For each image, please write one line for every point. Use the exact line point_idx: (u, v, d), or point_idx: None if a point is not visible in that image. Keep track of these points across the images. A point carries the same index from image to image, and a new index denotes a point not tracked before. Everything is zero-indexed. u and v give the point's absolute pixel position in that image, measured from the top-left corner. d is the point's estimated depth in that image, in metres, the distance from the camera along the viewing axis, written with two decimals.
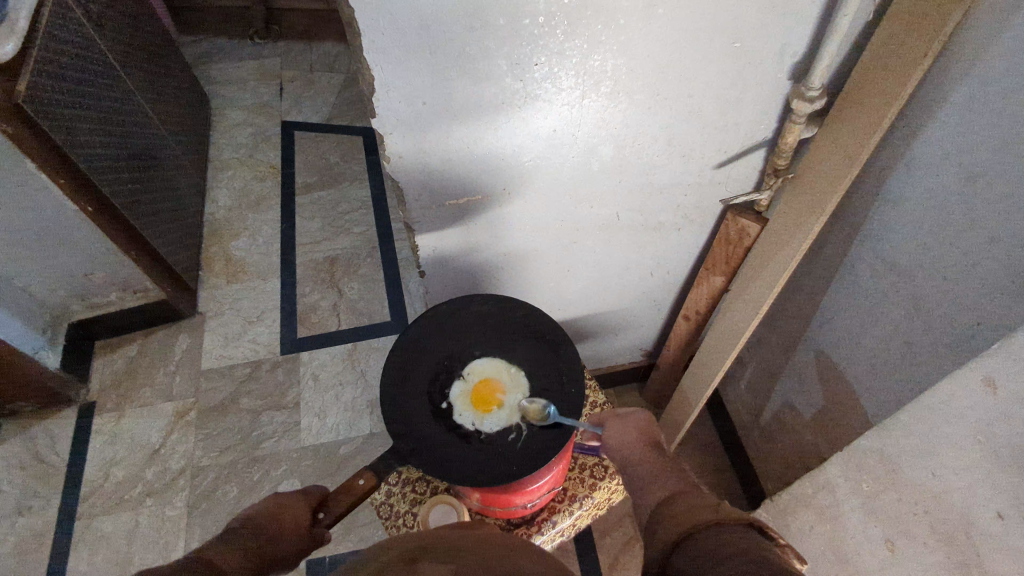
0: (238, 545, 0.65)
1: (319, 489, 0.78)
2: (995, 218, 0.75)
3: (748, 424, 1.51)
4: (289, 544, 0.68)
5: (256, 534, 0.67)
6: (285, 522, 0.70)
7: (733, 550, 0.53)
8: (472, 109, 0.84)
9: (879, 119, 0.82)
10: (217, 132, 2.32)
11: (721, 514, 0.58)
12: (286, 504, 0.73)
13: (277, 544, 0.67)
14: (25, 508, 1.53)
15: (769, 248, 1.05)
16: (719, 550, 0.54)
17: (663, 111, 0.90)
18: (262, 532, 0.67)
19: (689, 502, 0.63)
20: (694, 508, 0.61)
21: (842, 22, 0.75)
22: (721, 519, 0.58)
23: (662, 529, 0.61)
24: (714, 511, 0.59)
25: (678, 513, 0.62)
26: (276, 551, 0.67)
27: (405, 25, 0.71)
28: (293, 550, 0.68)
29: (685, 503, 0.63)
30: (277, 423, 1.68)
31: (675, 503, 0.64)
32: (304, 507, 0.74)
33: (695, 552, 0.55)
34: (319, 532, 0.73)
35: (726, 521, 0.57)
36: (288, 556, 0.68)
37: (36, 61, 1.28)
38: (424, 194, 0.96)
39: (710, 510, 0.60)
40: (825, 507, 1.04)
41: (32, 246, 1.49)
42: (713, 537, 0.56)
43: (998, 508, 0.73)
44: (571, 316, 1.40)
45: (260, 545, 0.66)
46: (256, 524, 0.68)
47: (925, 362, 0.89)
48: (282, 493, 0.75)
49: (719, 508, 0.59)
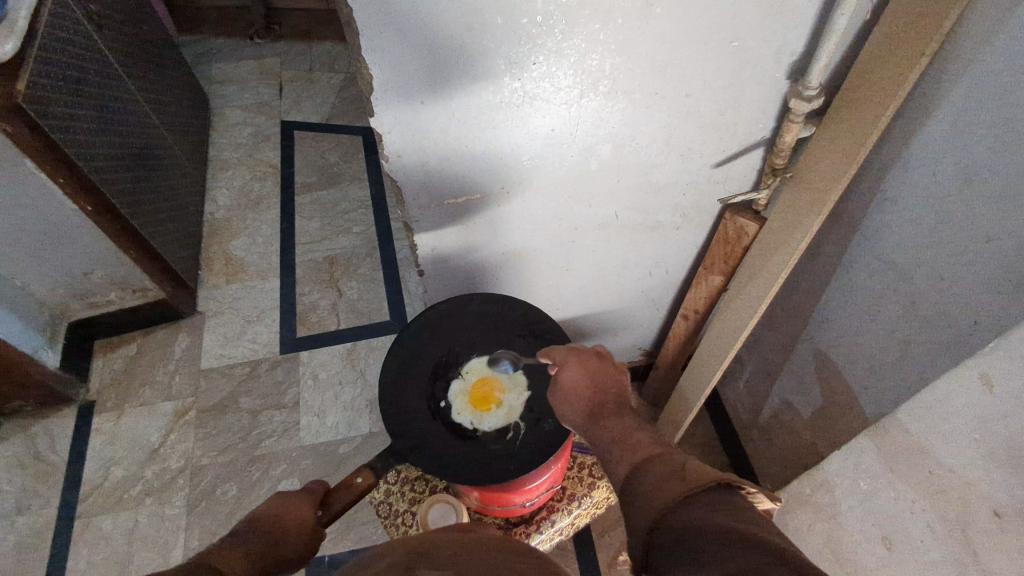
0: (252, 546, 0.65)
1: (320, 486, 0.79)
2: (992, 216, 0.75)
3: (747, 423, 1.52)
4: (295, 540, 0.69)
5: (263, 531, 0.67)
6: (290, 519, 0.71)
7: (707, 525, 0.53)
8: (470, 107, 0.84)
9: (875, 119, 0.82)
10: (217, 132, 2.32)
11: (689, 484, 0.58)
12: (290, 501, 0.74)
13: (283, 542, 0.68)
14: (25, 507, 1.53)
15: (767, 247, 1.05)
16: (694, 525, 0.54)
17: (660, 110, 0.90)
18: (270, 528, 0.68)
19: (660, 471, 0.63)
20: (663, 483, 0.60)
21: (840, 20, 0.75)
22: (691, 490, 0.58)
23: (638, 513, 0.60)
24: (682, 481, 0.59)
25: (651, 485, 0.62)
26: (283, 548, 0.67)
27: (403, 25, 0.72)
28: (300, 547, 0.69)
29: (655, 475, 0.63)
30: (276, 422, 1.68)
31: (646, 476, 0.64)
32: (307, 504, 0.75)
33: (671, 531, 0.55)
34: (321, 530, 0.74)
35: (695, 491, 0.57)
36: (295, 554, 0.68)
37: (36, 61, 1.28)
38: (423, 193, 0.96)
39: (678, 480, 0.60)
40: (823, 505, 1.04)
41: (33, 246, 1.49)
42: (687, 513, 0.56)
43: (995, 506, 0.73)
44: (569, 316, 1.40)
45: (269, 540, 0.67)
46: (263, 522, 0.69)
47: (923, 361, 0.89)
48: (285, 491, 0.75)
49: (687, 478, 0.59)
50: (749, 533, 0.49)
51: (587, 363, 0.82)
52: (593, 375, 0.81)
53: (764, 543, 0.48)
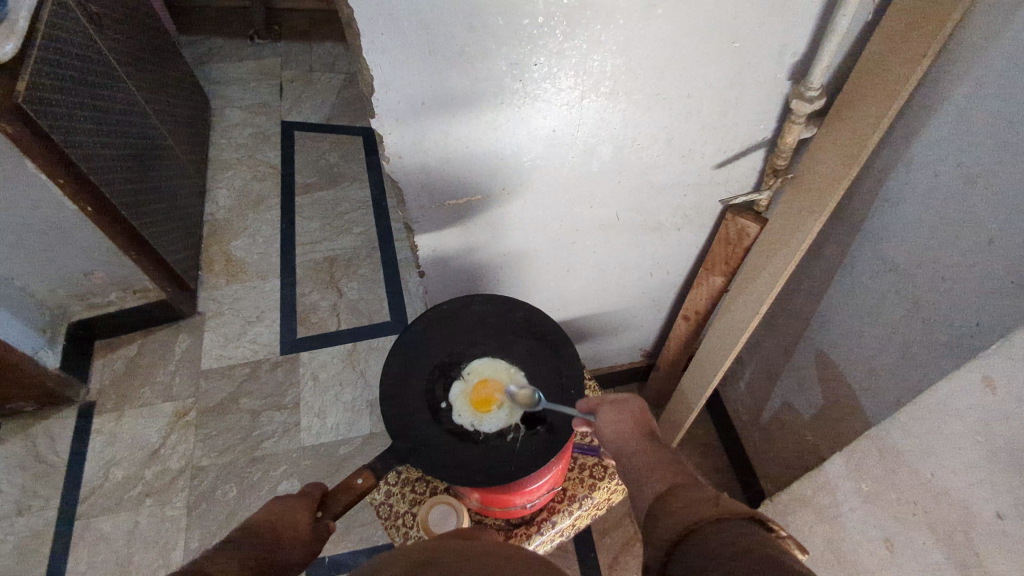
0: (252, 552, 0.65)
1: (319, 488, 0.79)
2: (995, 217, 0.75)
3: (748, 424, 1.51)
4: (297, 545, 0.69)
5: (263, 537, 0.67)
6: (290, 524, 0.71)
7: (736, 548, 0.53)
8: (471, 108, 0.83)
9: (877, 119, 0.82)
10: (217, 132, 2.32)
11: (722, 510, 0.59)
12: (289, 504, 0.73)
13: (285, 548, 0.68)
14: (25, 508, 1.53)
15: (768, 248, 1.05)
16: (721, 546, 0.54)
17: (662, 111, 0.90)
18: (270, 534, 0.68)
19: (689, 493, 0.64)
20: (694, 505, 0.61)
21: (841, 21, 0.74)
22: (722, 515, 0.58)
23: (660, 526, 0.61)
24: (714, 507, 0.60)
25: (676, 505, 0.62)
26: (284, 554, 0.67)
27: (404, 25, 0.71)
28: (302, 552, 0.69)
29: (683, 499, 0.63)
30: (277, 423, 1.68)
31: (673, 497, 0.64)
32: (307, 507, 0.74)
33: (696, 548, 0.56)
34: (324, 530, 0.74)
35: (727, 516, 0.58)
36: (297, 559, 0.68)
37: (36, 61, 1.28)
38: (423, 193, 0.96)
39: (710, 505, 0.60)
40: (824, 507, 1.04)
41: (33, 246, 1.49)
42: (714, 533, 0.56)
43: (998, 508, 0.73)
44: (570, 317, 1.40)
45: (269, 547, 0.67)
46: (263, 527, 0.68)
47: (924, 362, 0.89)
48: (282, 495, 0.75)
49: (719, 504, 0.60)
50: (782, 563, 0.50)
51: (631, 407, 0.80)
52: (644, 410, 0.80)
53: (797, 573, 0.48)
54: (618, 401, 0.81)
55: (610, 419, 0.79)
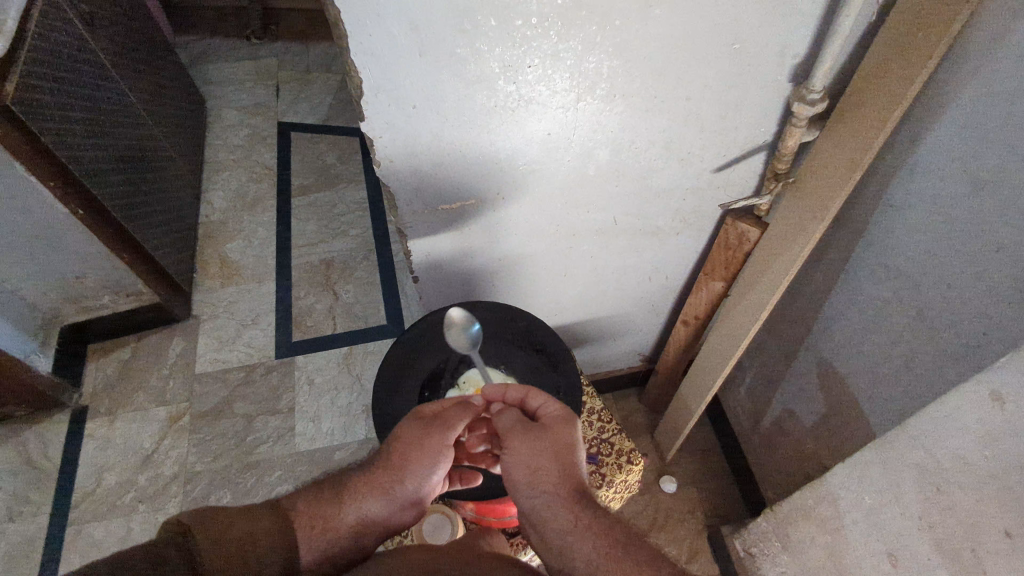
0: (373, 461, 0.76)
1: (459, 413, 0.79)
2: (1002, 225, 0.73)
3: (747, 431, 1.49)
4: (345, 520, 0.67)
5: (307, 501, 0.68)
6: (361, 485, 0.72)
7: None
8: (462, 113, 0.81)
9: (879, 124, 0.79)
10: (213, 132, 2.30)
11: None
12: (395, 442, 0.76)
13: (322, 536, 0.64)
14: (15, 515, 1.50)
15: (769, 254, 1.02)
16: None
17: (659, 114, 0.88)
18: (312, 504, 0.68)
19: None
20: None
21: (845, 22, 0.72)
22: None
23: None
24: None
25: None
26: (322, 553, 0.63)
27: (393, 25, 0.69)
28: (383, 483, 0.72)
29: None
30: (271, 428, 1.66)
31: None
32: (412, 464, 0.74)
33: None
34: (420, 485, 0.74)
35: None
36: (387, 480, 0.73)
37: (26, 62, 1.25)
38: (415, 198, 0.93)
39: None
40: (827, 518, 1.02)
41: (24, 250, 1.47)
42: None
43: (1006, 526, 0.70)
44: (568, 322, 1.38)
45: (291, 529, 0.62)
46: (322, 488, 0.71)
47: (930, 372, 0.87)
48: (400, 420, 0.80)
49: None
50: None
51: (533, 434, 0.77)
52: (549, 461, 0.74)
53: None
54: (524, 467, 0.74)
55: (529, 491, 0.72)
